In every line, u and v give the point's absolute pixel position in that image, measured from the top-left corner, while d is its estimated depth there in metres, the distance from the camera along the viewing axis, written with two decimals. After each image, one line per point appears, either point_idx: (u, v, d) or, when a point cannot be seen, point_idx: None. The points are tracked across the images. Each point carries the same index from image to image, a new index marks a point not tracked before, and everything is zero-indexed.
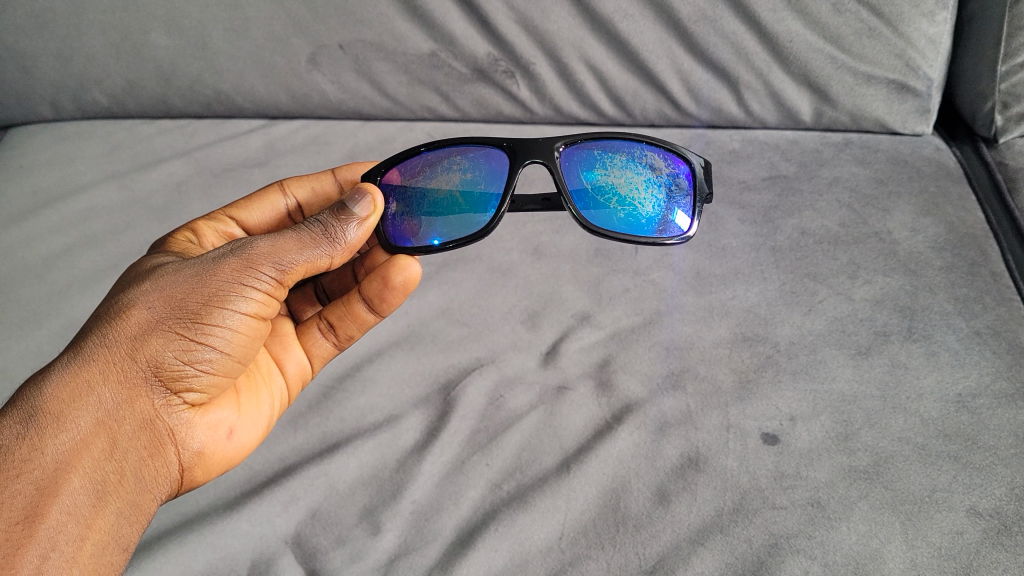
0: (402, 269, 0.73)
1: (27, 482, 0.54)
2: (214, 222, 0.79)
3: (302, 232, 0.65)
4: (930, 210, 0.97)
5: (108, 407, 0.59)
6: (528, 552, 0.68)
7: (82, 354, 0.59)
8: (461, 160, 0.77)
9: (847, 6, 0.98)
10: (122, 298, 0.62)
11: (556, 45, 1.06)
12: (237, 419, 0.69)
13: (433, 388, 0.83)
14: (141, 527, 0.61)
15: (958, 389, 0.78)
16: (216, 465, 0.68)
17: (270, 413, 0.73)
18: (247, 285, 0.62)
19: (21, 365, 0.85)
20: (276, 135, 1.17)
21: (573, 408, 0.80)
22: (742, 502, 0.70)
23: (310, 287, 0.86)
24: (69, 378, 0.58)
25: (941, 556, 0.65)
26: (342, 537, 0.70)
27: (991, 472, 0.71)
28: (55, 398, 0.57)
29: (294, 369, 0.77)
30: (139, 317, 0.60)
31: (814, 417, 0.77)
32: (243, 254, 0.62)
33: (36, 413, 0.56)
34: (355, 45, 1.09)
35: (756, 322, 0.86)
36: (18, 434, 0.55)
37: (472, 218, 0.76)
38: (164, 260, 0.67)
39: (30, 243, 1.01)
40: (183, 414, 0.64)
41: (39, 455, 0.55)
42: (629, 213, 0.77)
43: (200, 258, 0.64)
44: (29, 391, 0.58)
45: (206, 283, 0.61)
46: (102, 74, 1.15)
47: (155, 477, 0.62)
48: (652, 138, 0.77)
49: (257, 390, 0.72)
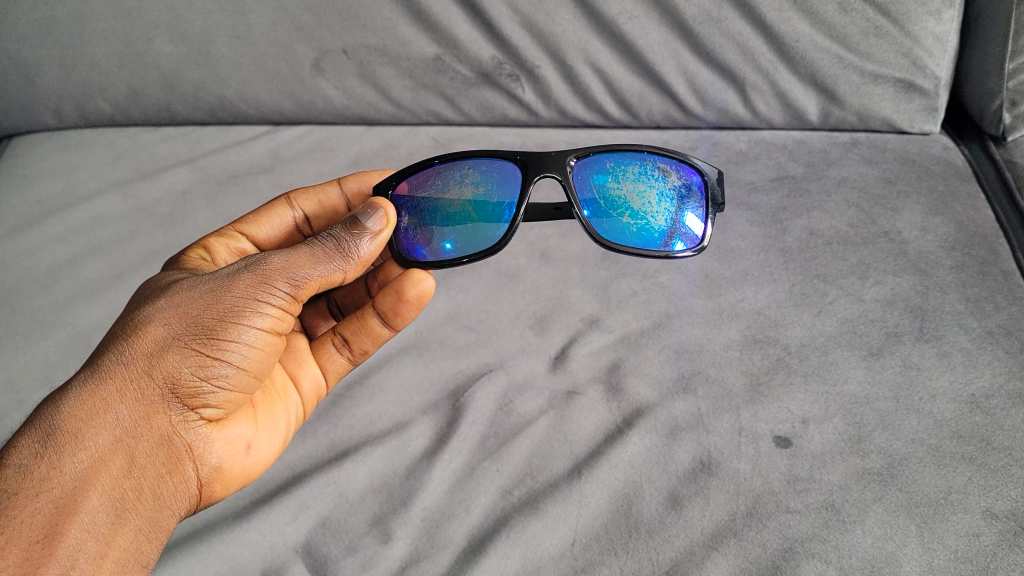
0: (416, 281, 0.73)
1: (45, 501, 0.54)
2: (226, 238, 0.78)
3: (315, 247, 0.64)
4: (940, 209, 0.97)
5: (125, 424, 0.58)
6: (540, 559, 0.68)
7: (99, 372, 0.59)
8: (472, 172, 0.76)
9: (854, 5, 0.98)
10: (137, 315, 0.62)
11: (561, 47, 1.05)
12: (255, 434, 0.69)
13: (442, 394, 0.82)
14: (161, 543, 0.60)
15: (972, 389, 0.78)
16: (234, 479, 0.67)
17: (286, 428, 0.73)
18: (262, 300, 0.62)
19: (28, 376, 0.85)
20: (281, 141, 1.17)
21: (584, 413, 0.79)
22: (755, 506, 0.70)
23: (323, 303, 0.85)
24: (87, 396, 0.58)
25: (958, 559, 0.65)
26: (352, 545, 0.70)
27: (1006, 473, 0.70)
28: (73, 416, 0.57)
29: (310, 386, 0.77)
30: (154, 334, 0.60)
31: (826, 419, 0.76)
32: (257, 269, 0.62)
33: (54, 432, 0.56)
34: (359, 50, 1.09)
35: (766, 323, 0.85)
36: (37, 453, 0.55)
37: (484, 231, 0.75)
38: (179, 277, 0.67)
39: (35, 253, 1.01)
40: (200, 430, 0.64)
41: (57, 474, 0.55)
42: (642, 227, 0.76)
43: (215, 274, 0.63)
44: (47, 410, 0.57)
45: (221, 299, 0.61)
46: (106, 82, 1.15)
47: (173, 493, 0.61)
48: (664, 149, 0.77)
49: (273, 406, 0.72)
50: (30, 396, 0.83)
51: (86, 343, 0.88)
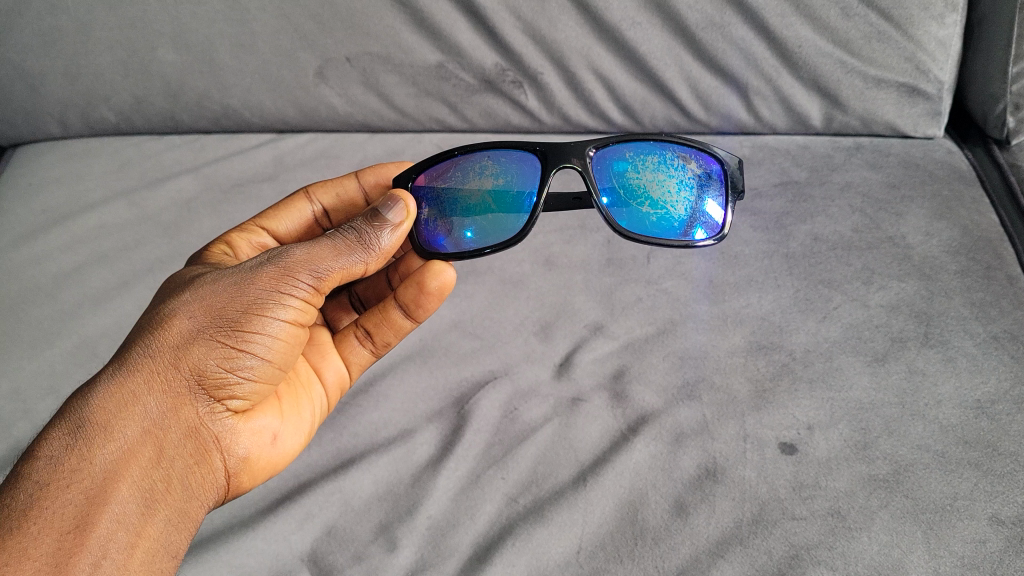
0: (437, 274, 0.73)
1: (76, 492, 0.53)
2: (247, 234, 0.79)
3: (336, 239, 0.65)
4: (944, 214, 0.97)
5: (153, 416, 0.58)
6: (546, 567, 0.68)
7: (127, 365, 0.59)
8: (491, 164, 0.76)
9: (856, 11, 0.98)
10: (163, 308, 0.62)
11: (564, 54, 1.05)
12: (280, 425, 0.69)
13: (447, 402, 0.82)
14: (189, 534, 0.60)
15: (977, 395, 0.78)
16: (261, 470, 0.68)
17: (311, 420, 0.74)
18: (286, 292, 0.62)
19: (34, 385, 0.86)
20: (285, 149, 1.17)
21: (589, 420, 0.79)
22: (761, 513, 0.70)
23: (345, 296, 0.86)
24: (115, 389, 0.58)
25: (964, 566, 0.65)
26: (358, 553, 0.70)
27: (1012, 479, 0.70)
28: (102, 408, 0.57)
29: (333, 378, 0.77)
30: (181, 326, 0.60)
31: (832, 425, 0.76)
32: (280, 262, 0.62)
33: (84, 423, 0.56)
34: (362, 58, 1.09)
35: (771, 329, 0.85)
36: (67, 445, 0.55)
37: (506, 222, 0.75)
38: (202, 271, 0.67)
39: (40, 262, 1.01)
40: (227, 421, 0.64)
41: (88, 465, 0.54)
42: (662, 216, 0.76)
43: (238, 267, 0.64)
44: (77, 403, 0.57)
45: (245, 292, 0.61)
46: (110, 91, 1.15)
47: (201, 484, 0.61)
48: (683, 138, 0.77)
49: (297, 397, 0.72)
50: (36, 406, 0.83)
51: (92, 353, 0.89)
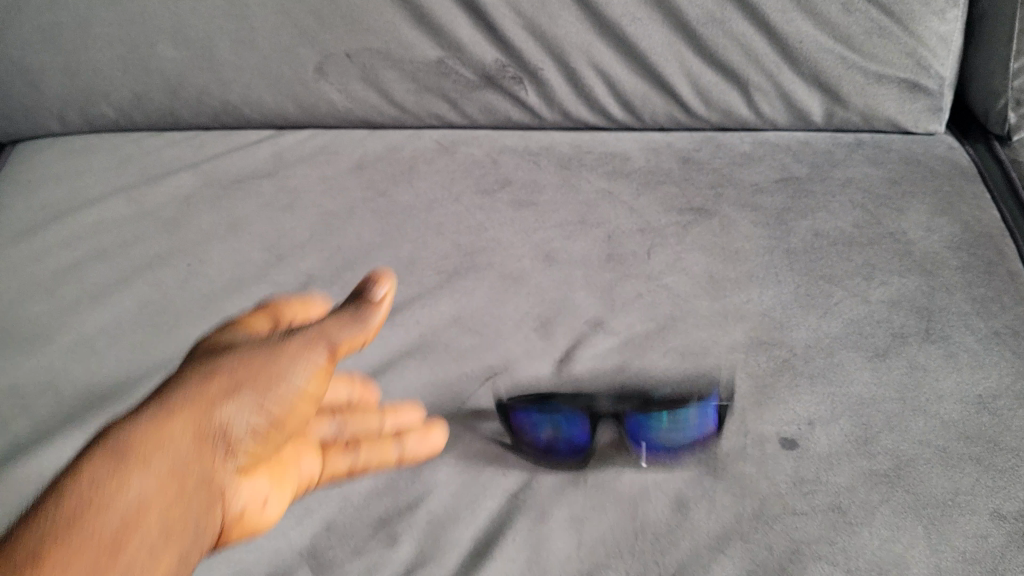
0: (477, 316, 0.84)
1: (80, 559, 0.50)
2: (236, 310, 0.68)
3: (337, 316, 0.63)
4: (945, 210, 0.96)
5: (159, 479, 0.55)
6: (546, 562, 0.68)
7: (127, 430, 0.55)
8: None
9: (857, 6, 0.98)
10: (170, 382, 0.59)
11: (564, 50, 1.05)
12: (272, 490, 0.63)
13: (448, 399, 0.81)
14: None
15: (979, 390, 0.77)
16: (246, 531, 0.62)
17: (296, 487, 0.66)
18: (300, 360, 0.59)
19: (33, 381, 0.86)
20: (285, 145, 1.17)
21: (590, 416, 0.78)
22: (762, 509, 0.70)
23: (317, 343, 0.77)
24: (120, 445, 0.54)
25: (965, 560, 0.65)
26: (358, 548, 0.70)
27: (1013, 474, 0.70)
28: (106, 469, 0.53)
29: (307, 469, 0.67)
30: (191, 397, 0.57)
31: (833, 421, 0.76)
32: (292, 336, 0.60)
33: (87, 490, 0.52)
34: (362, 54, 1.09)
35: (772, 325, 0.85)
36: (74, 507, 0.52)
37: None
38: (207, 345, 0.64)
39: (39, 258, 1.01)
40: (231, 482, 0.59)
41: (91, 529, 0.51)
42: None
43: (250, 342, 0.61)
44: (81, 464, 0.54)
45: (258, 364, 0.58)
46: (110, 87, 1.14)
47: (203, 547, 0.58)
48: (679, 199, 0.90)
49: (286, 463, 0.65)
50: (34, 401, 0.84)
51: (91, 350, 0.89)
